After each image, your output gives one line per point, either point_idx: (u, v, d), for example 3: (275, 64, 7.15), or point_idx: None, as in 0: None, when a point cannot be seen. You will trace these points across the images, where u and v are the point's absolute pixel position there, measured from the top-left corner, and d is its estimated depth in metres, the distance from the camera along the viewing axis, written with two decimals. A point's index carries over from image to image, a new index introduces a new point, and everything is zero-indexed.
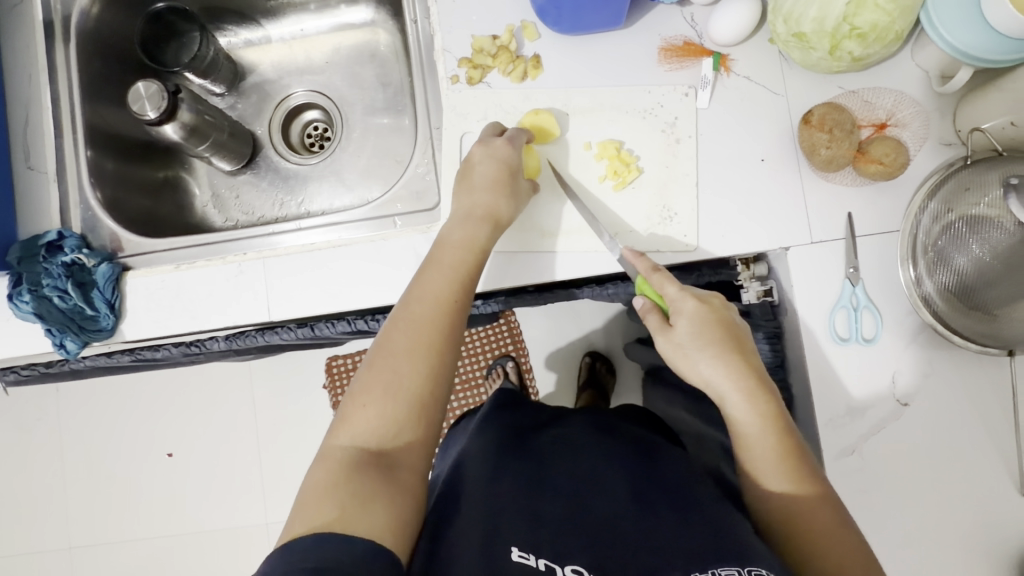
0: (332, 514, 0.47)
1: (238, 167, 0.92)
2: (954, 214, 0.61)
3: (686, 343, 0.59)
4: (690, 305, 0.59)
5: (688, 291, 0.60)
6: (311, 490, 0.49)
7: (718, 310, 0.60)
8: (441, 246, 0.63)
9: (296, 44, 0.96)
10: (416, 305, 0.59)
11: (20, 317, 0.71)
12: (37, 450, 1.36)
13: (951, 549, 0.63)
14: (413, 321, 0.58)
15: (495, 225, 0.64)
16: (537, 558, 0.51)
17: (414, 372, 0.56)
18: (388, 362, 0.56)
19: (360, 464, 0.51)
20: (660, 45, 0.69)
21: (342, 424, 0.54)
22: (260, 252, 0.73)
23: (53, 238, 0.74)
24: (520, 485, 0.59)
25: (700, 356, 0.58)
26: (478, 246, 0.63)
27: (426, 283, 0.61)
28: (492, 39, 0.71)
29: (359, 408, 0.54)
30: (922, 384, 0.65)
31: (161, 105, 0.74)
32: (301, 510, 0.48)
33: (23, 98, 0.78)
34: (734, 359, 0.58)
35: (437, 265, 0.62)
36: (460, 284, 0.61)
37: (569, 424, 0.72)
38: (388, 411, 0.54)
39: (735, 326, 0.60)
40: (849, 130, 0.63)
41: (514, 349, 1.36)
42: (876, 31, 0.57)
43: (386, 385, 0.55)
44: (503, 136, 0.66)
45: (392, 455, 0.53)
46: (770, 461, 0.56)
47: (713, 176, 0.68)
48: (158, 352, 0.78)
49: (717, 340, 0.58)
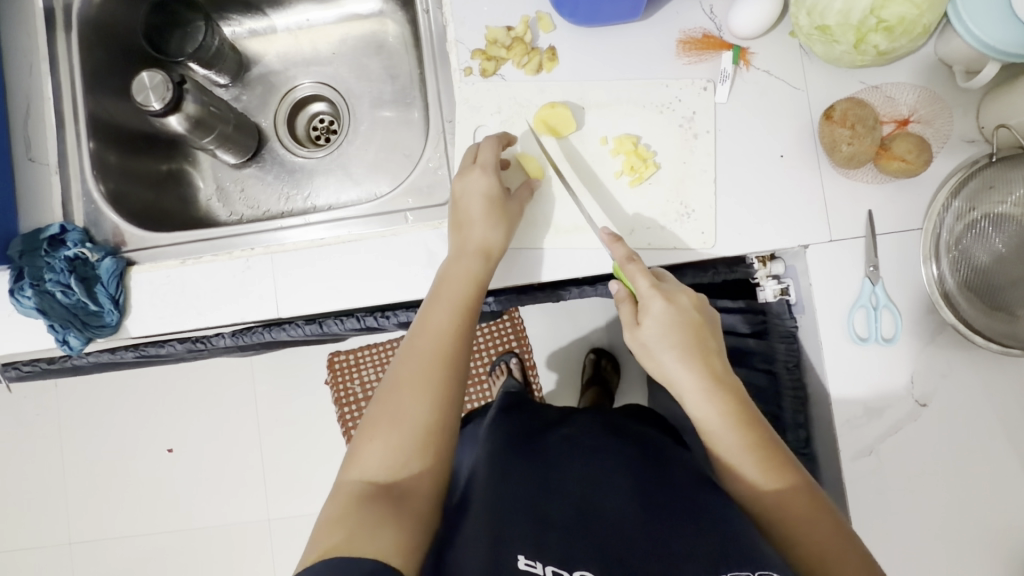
0: (343, 540, 0.46)
1: (243, 160, 0.91)
2: (978, 213, 0.61)
3: (650, 342, 0.60)
4: (657, 306, 0.59)
5: (658, 290, 0.60)
6: (324, 524, 0.49)
7: (685, 309, 0.60)
8: (447, 276, 0.62)
9: (302, 35, 0.94)
10: (426, 339, 0.58)
11: (22, 313, 0.69)
12: (37, 445, 1.35)
13: (969, 551, 0.62)
14: (420, 354, 0.57)
15: (486, 258, 0.62)
16: (544, 565, 0.50)
17: (422, 406, 0.55)
18: (395, 393, 0.56)
19: (372, 495, 0.50)
20: (679, 38, 0.68)
21: (355, 462, 0.53)
22: (268, 247, 0.72)
23: (56, 232, 0.72)
24: (529, 492, 0.58)
25: (668, 361, 0.59)
26: (478, 277, 0.62)
27: (431, 315, 0.60)
28: (507, 31, 0.69)
29: (367, 442, 0.54)
30: (941, 384, 0.64)
31: (166, 96, 0.72)
32: (313, 545, 0.47)
33: (24, 89, 0.76)
34: (696, 360, 0.58)
35: (440, 294, 0.61)
36: (464, 313, 0.60)
37: (576, 424, 0.71)
38: (396, 443, 0.53)
39: (700, 324, 0.60)
40: (872, 125, 0.61)
41: (518, 346, 1.34)
42: (903, 25, 0.55)
43: (396, 419, 0.54)
44: (478, 163, 0.64)
45: (403, 486, 0.52)
46: (738, 450, 0.56)
47: (731, 172, 0.66)
48: (163, 349, 0.77)
49: (680, 341, 0.59)
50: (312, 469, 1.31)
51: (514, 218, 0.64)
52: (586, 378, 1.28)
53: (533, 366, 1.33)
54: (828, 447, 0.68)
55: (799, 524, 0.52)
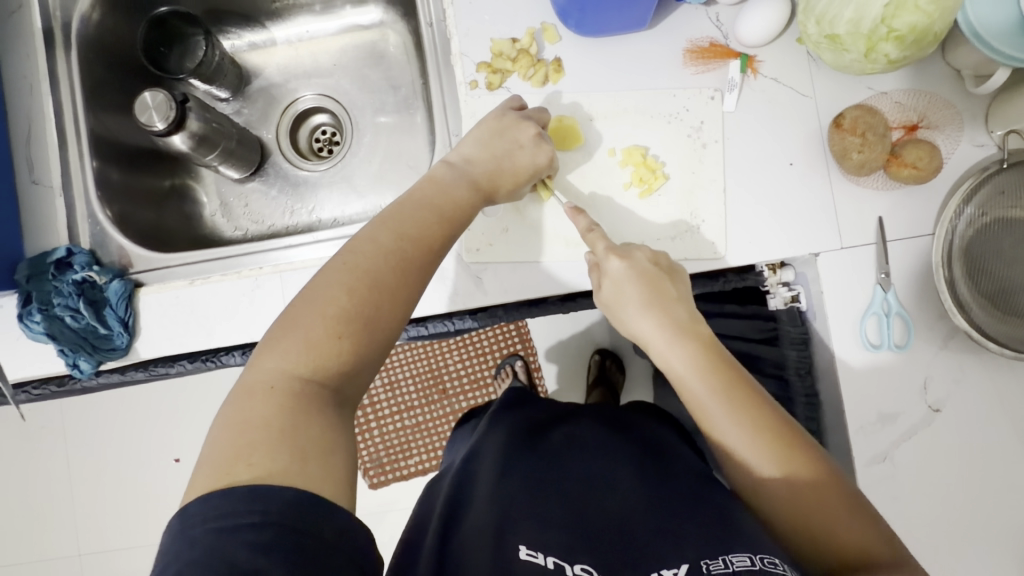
0: (288, 460, 0.42)
1: (247, 175, 0.90)
2: (988, 218, 0.61)
3: (613, 302, 0.62)
4: (613, 264, 0.61)
5: (613, 250, 0.62)
6: (256, 425, 0.44)
7: (641, 265, 0.61)
8: (430, 191, 0.59)
9: (302, 46, 0.93)
10: (403, 243, 0.55)
11: (32, 338, 0.69)
12: (43, 459, 1.34)
13: (983, 555, 0.63)
14: (390, 254, 0.54)
15: (482, 195, 0.62)
16: (545, 556, 0.50)
17: (386, 315, 0.52)
18: (334, 284, 0.51)
19: (312, 395, 0.47)
20: (685, 47, 0.68)
21: (299, 350, 0.48)
22: (276, 265, 0.71)
23: (63, 255, 0.72)
24: (530, 483, 0.58)
25: (632, 315, 0.61)
26: (455, 205, 0.59)
27: (406, 219, 0.57)
28: (512, 42, 0.69)
29: (291, 332, 0.49)
30: (953, 389, 0.64)
31: (169, 115, 0.72)
32: (236, 451, 0.42)
33: (24, 110, 0.75)
34: (658, 314, 0.60)
35: (410, 206, 0.58)
36: (428, 229, 0.57)
37: (579, 421, 0.70)
38: (322, 337, 0.49)
39: (657, 275, 0.61)
40: (882, 133, 0.61)
41: (522, 349, 1.35)
42: (915, 33, 0.55)
43: (360, 315, 0.50)
44: (507, 111, 0.65)
45: (343, 389, 0.49)
46: (727, 419, 0.55)
47: (741, 179, 0.66)
48: (173, 368, 0.72)
49: (639, 297, 0.60)
50: None
51: (519, 197, 0.65)
52: (592, 378, 1.28)
53: (537, 368, 1.34)
54: (840, 453, 0.68)
55: (793, 504, 0.51)
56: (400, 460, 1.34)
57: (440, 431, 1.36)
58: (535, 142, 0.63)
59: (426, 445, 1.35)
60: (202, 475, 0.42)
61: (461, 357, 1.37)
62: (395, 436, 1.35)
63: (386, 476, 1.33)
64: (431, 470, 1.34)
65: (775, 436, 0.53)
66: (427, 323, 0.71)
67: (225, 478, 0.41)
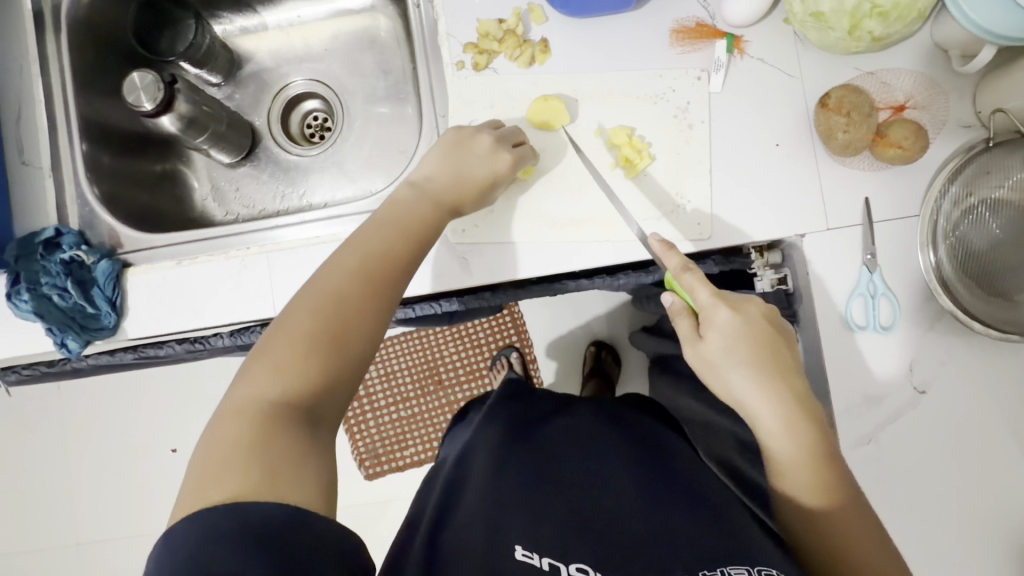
0: (256, 479, 0.42)
1: (238, 159, 0.90)
2: (975, 198, 0.61)
3: (713, 358, 0.57)
4: (723, 318, 0.56)
5: (722, 300, 0.57)
6: (227, 448, 0.43)
7: (755, 322, 0.57)
8: (398, 211, 0.61)
9: (293, 32, 0.93)
10: (369, 263, 0.55)
11: (20, 317, 0.70)
12: (39, 447, 1.35)
13: (967, 538, 0.63)
14: (355, 274, 0.54)
15: (449, 210, 0.63)
16: (541, 556, 0.50)
17: (354, 334, 0.52)
18: (305, 308, 0.51)
19: (282, 414, 0.47)
20: (672, 27, 0.67)
21: (268, 375, 0.48)
22: (262, 246, 0.72)
23: (51, 235, 0.72)
24: (526, 480, 0.58)
25: (740, 384, 0.56)
26: (426, 222, 0.61)
27: (371, 239, 0.57)
28: (498, 23, 0.69)
29: (265, 356, 0.49)
30: (939, 371, 0.64)
31: (157, 96, 0.72)
32: (225, 466, 0.42)
33: (15, 92, 0.76)
34: (774, 386, 0.55)
35: (380, 227, 0.59)
36: (398, 249, 0.58)
37: (575, 413, 0.70)
38: (295, 360, 0.49)
39: (771, 335, 0.57)
40: (867, 112, 0.61)
41: (517, 340, 1.35)
42: (897, 10, 0.55)
43: (326, 335, 0.50)
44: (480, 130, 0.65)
45: (318, 408, 0.49)
46: (806, 481, 0.54)
47: (726, 159, 0.66)
48: (161, 350, 0.75)
49: (748, 356, 0.56)
50: None
51: (490, 200, 0.65)
52: (587, 369, 1.28)
53: (532, 360, 1.34)
54: None
55: (824, 525, 0.54)
56: (396, 451, 1.35)
57: (435, 422, 1.36)
58: (492, 148, 0.63)
59: (421, 436, 1.35)
60: (187, 494, 0.42)
61: (455, 347, 1.37)
62: (389, 426, 1.36)
63: (381, 467, 1.33)
64: (426, 461, 1.35)
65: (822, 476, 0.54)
66: (414, 305, 0.72)
67: (211, 492, 0.41)
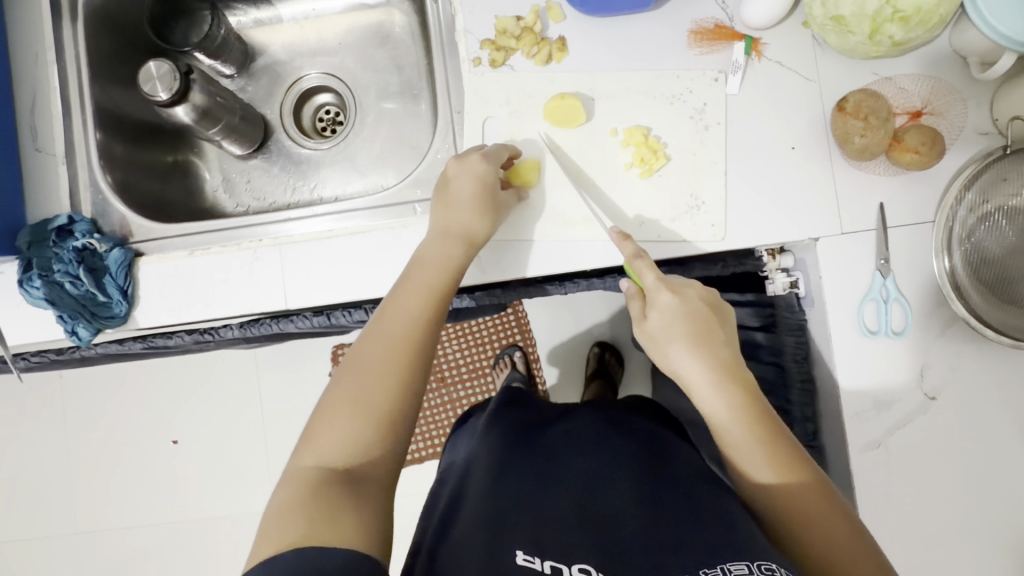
0: (302, 529, 0.44)
1: (250, 152, 0.90)
2: (990, 205, 0.61)
3: (655, 336, 0.61)
4: (664, 298, 0.60)
5: (664, 283, 0.61)
6: (280, 510, 0.46)
7: (693, 301, 0.60)
8: (427, 260, 0.61)
9: (308, 25, 0.93)
10: (387, 323, 0.57)
11: (31, 304, 0.69)
12: (42, 435, 1.35)
13: (974, 545, 0.63)
14: (375, 338, 0.56)
15: (467, 244, 0.62)
16: (542, 560, 0.50)
17: (381, 394, 0.53)
18: (357, 378, 0.54)
19: (334, 477, 0.49)
20: (690, 28, 0.67)
21: (310, 444, 0.51)
22: (275, 238, 0.72)
23: (64, 222, 0.72)
24: (529, 484, 0.58)
25: (675, 353, 0.59)
26: (454, 266, 0.61)
27: (404, 299, 0.59)
28: (517, 20, 0.69)
29: (326, 427, 0.52)
30: (950, 378, 0.64)
31: (173, 86, 0.72)
32: (278, 526, 0.45)
33: (30, 77, 0.76)
34: (704, 354, 0.58)
35: (412, 284, 0.60)
36: (432, 303, 0.59)
37: (576, 418, 0.71)
38: (355, 429, 0.52)
39: (708, 316, 0.60)
40: (885, 117, 0.61)
41: (522, 340, 1.35)
42: (920, 14, 0.55)
43: (352, 400, 0.53)
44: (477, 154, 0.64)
45: (360, 470, 0.50)
46: (747, 445, 0.54)
47: (741, 161, 0.66)
48: (171, 340, 0.76)
49: (687, 333, 0.59)
50: None
51: (503, 211, 0.65)
52: (590, 371, 1.28)
53: (536, 359, 1.34)
54: (835, 440, 0.68)
55: (810, 525, 0.50)
56: None
57: (439, 419, 1.36)
58: (465, 165, 0.63)
59: (424, 433, 1.35)
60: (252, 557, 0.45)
61: (460, 345, 1.37)
62: None
63: None
64: (428, 459, 1.34)
65: (785, 455, 0.54)
66: None
67: (267, 547, 0.44)
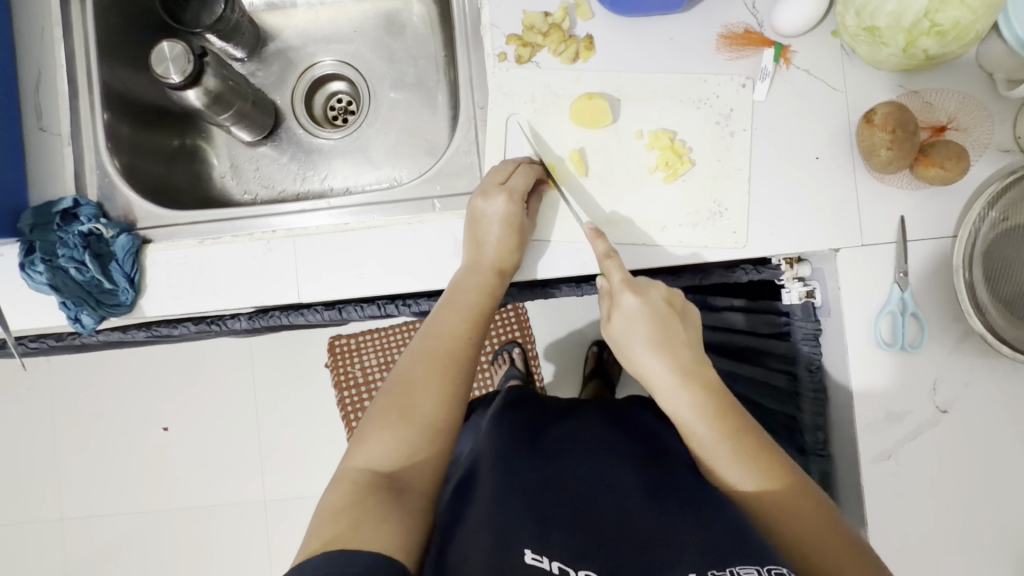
0: (343, 528, 0.44)
1: (260, 138, 0.88)
2: (1010, 223, 0.61)
3: (620, 337, 0.61)
4: (626, 299, 0.60)
5: (629, 283, 0.60)
6: (324, 513, 0.46)
7: (654, 301, 0.60)
8: (462, 284, 0.61)
9: (323, 10, 0.91)
10: (429, 342, 0.57)
11: (33, 289, 0.67)
12: (28, 418, 1.32)
13: (975, 557, 0.64)
14: (417, 356, 0.56)
15: (500, 275, 0.62)
16: (550, 560, 0.47)
17: (425, 409, 0.53)
18: (405, 388, 0.54)
19: (374, 483, 0.48)
20: (720, 32, 0.67)
21: (357, 446, 0.51)
22: (289, 229, 0.70)
23: (69, 205, 0.70)
24: (534, 483, 0.56)
25: (638, 353, 0.59)
26: (490, 291, 0.61)
27: (438, 323, 0.58)
28: (544, 16, 0.68)
29: (374, 431, 0.52)
30: (962, 393, 0.65)
31: (186, 69, 0.70)
32: (325, 526, 0.45)
33: (36, 55, 0.73)
34: (666, 356, 0.58)
35: (451, 306, 0.59)
36: (473, 324, 0.59)
37: (581, 420, 0.70)
38: (403, 436, 0.51)
39: (670, 316, 0.60)
40: (912, 130, 0.60)
41: (521, 336, 1.29)
42: (957, 30, 0.55)
43: (397, 410, 0.52)
44: (503, 187, 0.62)
45: (404, 477, 0.50)
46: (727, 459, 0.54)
47: (765, 170, 0.66)
48: (175, 330, 0.73)
49: (647, 334, 0.59)
50: (310, 449, 1.30)
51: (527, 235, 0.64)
52: (590, 369, 1.28)
53: (535, 358, 1.29)
54: (846, 450, 0.68)
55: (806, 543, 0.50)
56: None
57: None
58: (487, 200, 0.62)
59: None
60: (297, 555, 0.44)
61: None
62: None
63: None
64: None
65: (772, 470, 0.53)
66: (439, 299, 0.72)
67: (309, 546, 0.44)
